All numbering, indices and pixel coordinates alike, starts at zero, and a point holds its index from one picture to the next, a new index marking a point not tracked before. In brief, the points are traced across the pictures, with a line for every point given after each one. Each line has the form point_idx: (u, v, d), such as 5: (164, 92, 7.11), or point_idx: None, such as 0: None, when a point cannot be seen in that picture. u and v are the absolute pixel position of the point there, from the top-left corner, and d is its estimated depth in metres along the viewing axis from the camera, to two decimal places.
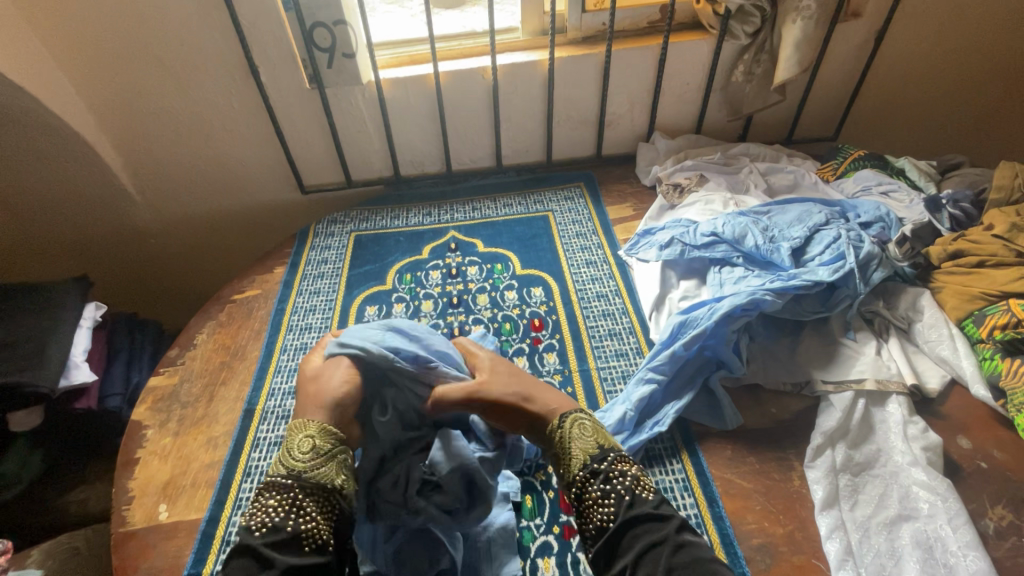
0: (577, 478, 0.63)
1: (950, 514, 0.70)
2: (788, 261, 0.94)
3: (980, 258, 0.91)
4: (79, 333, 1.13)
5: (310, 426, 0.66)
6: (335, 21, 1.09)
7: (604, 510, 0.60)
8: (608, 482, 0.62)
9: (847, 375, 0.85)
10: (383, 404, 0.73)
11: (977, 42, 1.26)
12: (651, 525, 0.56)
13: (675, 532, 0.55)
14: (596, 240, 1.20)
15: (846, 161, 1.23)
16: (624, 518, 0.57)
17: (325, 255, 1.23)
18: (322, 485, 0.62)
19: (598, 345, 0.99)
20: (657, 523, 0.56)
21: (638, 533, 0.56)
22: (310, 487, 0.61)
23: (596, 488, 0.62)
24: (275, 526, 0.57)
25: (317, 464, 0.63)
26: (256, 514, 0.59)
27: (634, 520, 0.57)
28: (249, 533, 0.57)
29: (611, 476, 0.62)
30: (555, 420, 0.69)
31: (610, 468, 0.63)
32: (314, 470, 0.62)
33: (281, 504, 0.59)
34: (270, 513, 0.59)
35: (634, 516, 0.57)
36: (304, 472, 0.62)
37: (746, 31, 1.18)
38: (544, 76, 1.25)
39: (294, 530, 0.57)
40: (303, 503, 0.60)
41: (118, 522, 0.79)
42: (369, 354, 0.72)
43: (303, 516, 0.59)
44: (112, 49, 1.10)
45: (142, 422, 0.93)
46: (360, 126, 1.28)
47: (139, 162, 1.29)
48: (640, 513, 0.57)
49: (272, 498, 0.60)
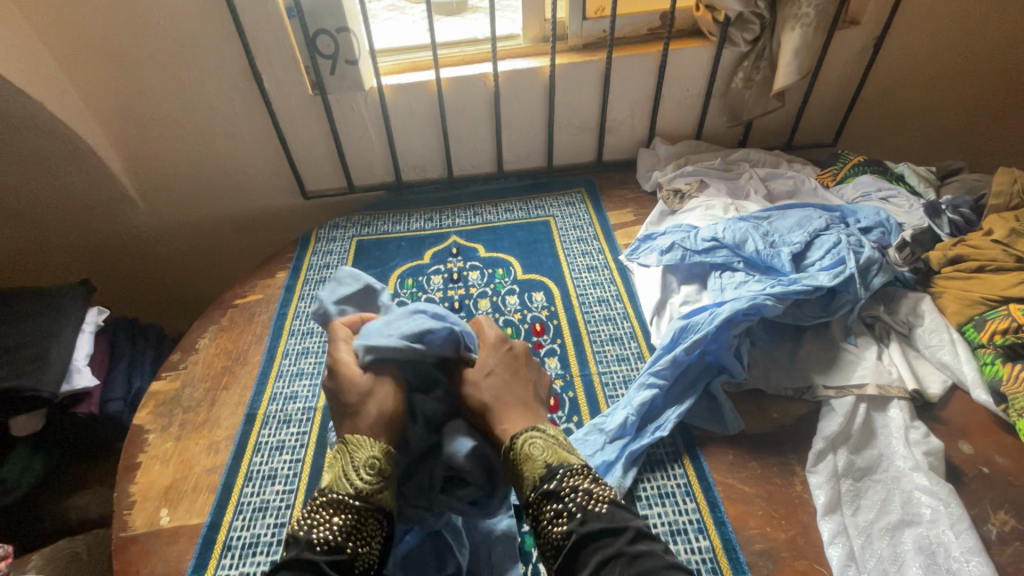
0: (531, 500, 0.60)
1: (952, 519, 0.70)
2: (789, 266, 0.95)
3: (980, 263, 0.91)
4: (81, 338, 1.13)
5: (377, 445, 0.64)
6: (339, 28, 1.11)
7: (559, 530, 0.56)
8: (560, 499, 0.58)
9: (848, 380, 0.85)
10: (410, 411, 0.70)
11: (975, 49, 1.27)
12: (604, 541, 0.53)
13: (626, 544, 0.52)
14: (597, 245, 1.21)
15: (846, 166, 1.23)
16: (577, 538, 0.54)
17: (327, 260, 1.23)
18: (384, 509, 0.61)
19: (599, 350, 1.00)
20: (610, 539, 0.53)
21: (592, 549, 0.53)
22: (372, 510, 0.60)
23: (550, 507, 0.58)
24: (337, 546, 0.56)
25: (382, 486, 0.62)
26: (320, 527, 0.57)
27: (586, 539, 0.54)
28: (311, 548, 0.55)
29: (563, 493, 0.58)
30: (507, 441, 0.65)
31: (561, 485, 0.59)
32: (378, 492, 0.61)
33: (345, 523, 0.58)
34: (334, 530, 0.57)
35: (586, 533, 0.54)
36: (368, 494, 0.60)
37: (746, 38, 1.19)
38: (545, 82, 1.26)
39: (354, 553, 0.56)
40: (365, 526, 0.59)
41: (120, 527, 0.79)
42: (406, 349, 0.69)
43: (361, 539, 0.58)
44: (118, 56, 1.11)
45: (143, 427, 0.93)
46: (361, 131, 1.29)
47: (143, 168, 1.30)
48: (592, 529, 0.54)
49: (337, 516, 0.58)
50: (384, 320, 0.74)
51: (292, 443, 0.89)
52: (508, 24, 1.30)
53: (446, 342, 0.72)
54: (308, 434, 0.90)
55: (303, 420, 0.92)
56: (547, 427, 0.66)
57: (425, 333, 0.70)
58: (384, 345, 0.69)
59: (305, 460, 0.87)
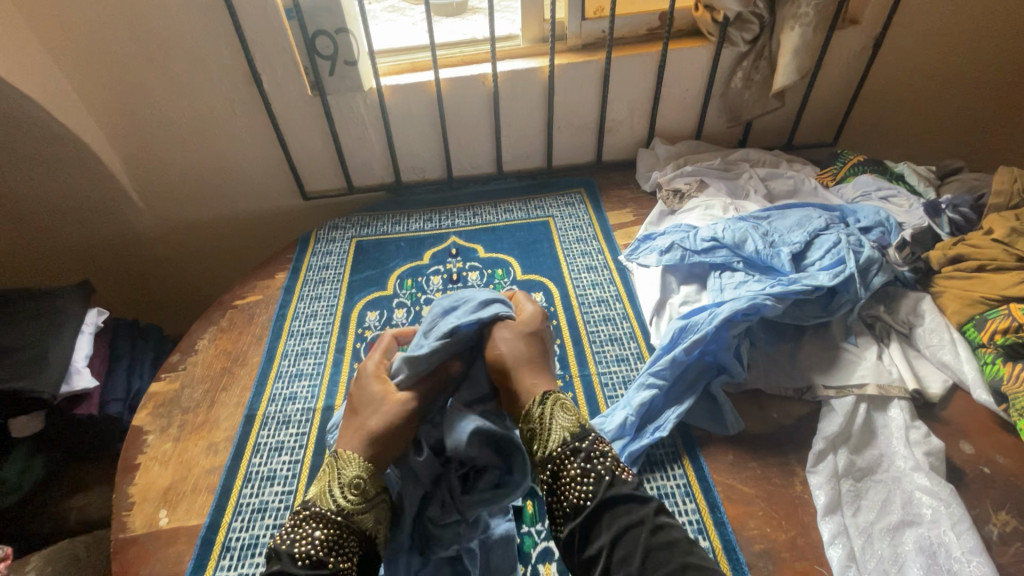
0: (556, 454, 0.62)
1: (953, 520, 0.70)
2: (788, 266, 0.94)
3: (981, 262, 0.91)
4: (81, 339, 1.14)
5: (363, 464, 0.65)
6: (338, 29, 1.11)
7: (583, 489, 0.59)
8: (588, 460, 0.61)
9: (849, 380, 0.85)
10: (415, 442, 0.69)
11: (975, 48, 1.27)
12: (629, 506, 0.56)
13: (653, 513, 0.55)
14: (596, 246, 1.21)
15: (846, 165, 1.23)
16: (604, 497, 0.57)
17: (326, 261, 1.23)
18: (365, 529, 0.62)
19: (599, 350, 0.99)
20: (636, 504, 0.56)
21: (618, 512, 0.56)
22: (354, 529, 0.61)
23: (575, 466, 0.60)
24: (318, 561, 0.57)
25: (365, 506, 0.63)
26: (301, 541, 0.58)
27: (612, 500, 0.57)
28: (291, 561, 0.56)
29: (593, 456, 0.61)
30: (537, 398, 0.67)
31: (592, 447, 0.62)
32: (361, 511, 0.63)
33: (326, 538, 0.59)
34: (314, 545, 0.58)
35: (613, 495, 0.57)
36: (351, 514, 0.62)
37: (745, 38, 1.19)
38: (544, 82, 1.26)
39: (335, 568, 0.57)
40: (345, 543, 0.60)
41: (119, 528, 0.79)
42: (438, 351, 0.68)
43: (343, 556, 0.59)
44: (118, 57, 1.11)
45: (142, 428, 0.93)
46: (361, 132, 1.29)
47: (143, 169, 1.30)
48: (619, 492, 0.57)
49: (319, 531, 0.59)
50: (420, 333, 0.75)
51: (292, 444, 0.89)
52: (507, 24, 1.30)
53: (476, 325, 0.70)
54: (307, 435, 0.90)
55: (302, 421, 0.92)
56: None
57: (450, 329, 0.69)
58: (418, 356, 0.68)
59: (304, 461, 0.87)
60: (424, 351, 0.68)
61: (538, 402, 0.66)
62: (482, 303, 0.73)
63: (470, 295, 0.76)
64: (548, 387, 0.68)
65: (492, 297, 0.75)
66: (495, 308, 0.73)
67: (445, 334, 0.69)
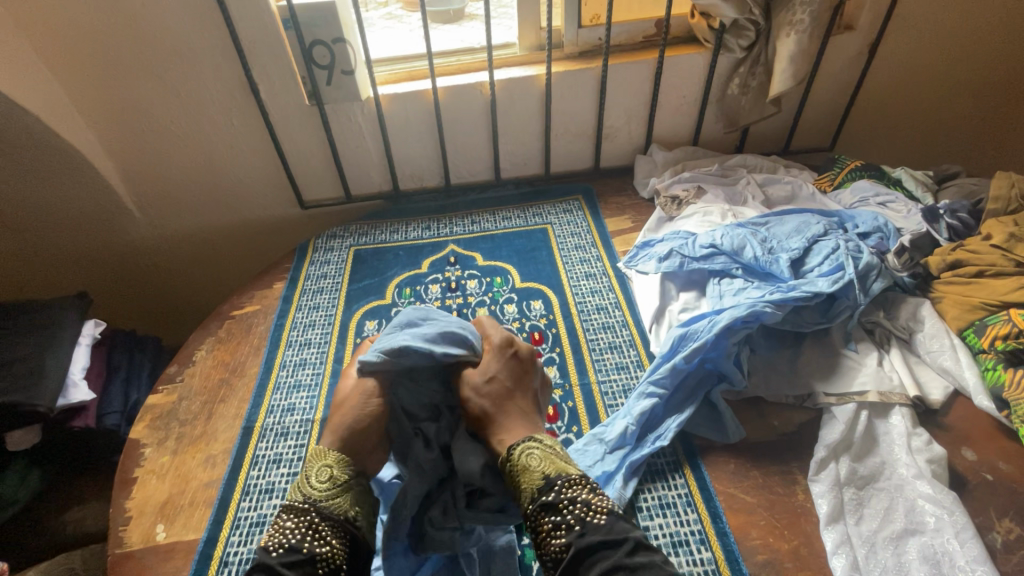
0: (529, 513, 0.61)
1: (957, 528, 0.69)
2: (788, 272, 0.94)
3: (980, 268, 0.90)
4: (78, 351, 1.13)
5: (328, 456, 0.68)
6: (335, 39, 1.11)
7: (557, 543, 0.57)
8: (559, 511, 0.59)
9: (850, 387, 0.84)
10: (424, 439, 0.73)
11: (970, 52, 1.27)
12: (603, 553, 0.54)
13: (624, 556, 0.52)
14: (595, 253, 1.20)
15: (843, 171, 1.24)
16: (576, 549, 0.55)
17: (324, 270, 1.23)
18: (339, 513, 0.63)
19: (599, 358, 0.99)
20: (609, 550, 0.54)
21: (591, 562, 0.54)
22: (327, 515, 0.62)
23: (548, 519, 0.59)
24: (294, 547, 0.58)
25: (335, 492, 0.65)
26: (274, 535, 0.60)
27: (585, 551, 0.55)
28: (265, 553, 0.57)
29: (561, 506, 0.59)
30: (505, 453, 0.67)
31: (559, 497, 0.60)
32: (332, 498, 0.64)
33: (299, 527, 0.60)
34: (287, 535, 0.59)
35: (585, 544, 0.55)
36: (321, 501, 0.63)
37: (741, 45, 1.19)
38: (542, 90, 1.26)
39: (310, 552, 0.58)
40: (321, 528, 0.61)
41: (116, 543, 0.78)
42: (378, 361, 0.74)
43: (320, 539, 0.60)
44: (115, 68, 1.11)
45: (140, 440, 0.92)
46: (359, 141, 1.29)
47: (140, 179, 1.29)
48: (591, 541, 0.55)
49: (290, 521, 0.61)
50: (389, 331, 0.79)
51: (290, 456, 0.88)
52: (505, 32, 1.30)
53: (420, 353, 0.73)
54: (306, 446, 0.89)
55: (301, 433, 0.91)
56: (546, 439, 0.69)
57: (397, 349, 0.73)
58: (367, 357, 0.74)
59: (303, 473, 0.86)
60: (372, 356, 0.74)
61: (504, 459, 0.66)
62: (444, 334, 0.76)
63: (435, 324, 0.77)
64: (518, 437, 0.68)
65: (452, 332, 0.76)
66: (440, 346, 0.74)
67: (395, 351, 0.73)
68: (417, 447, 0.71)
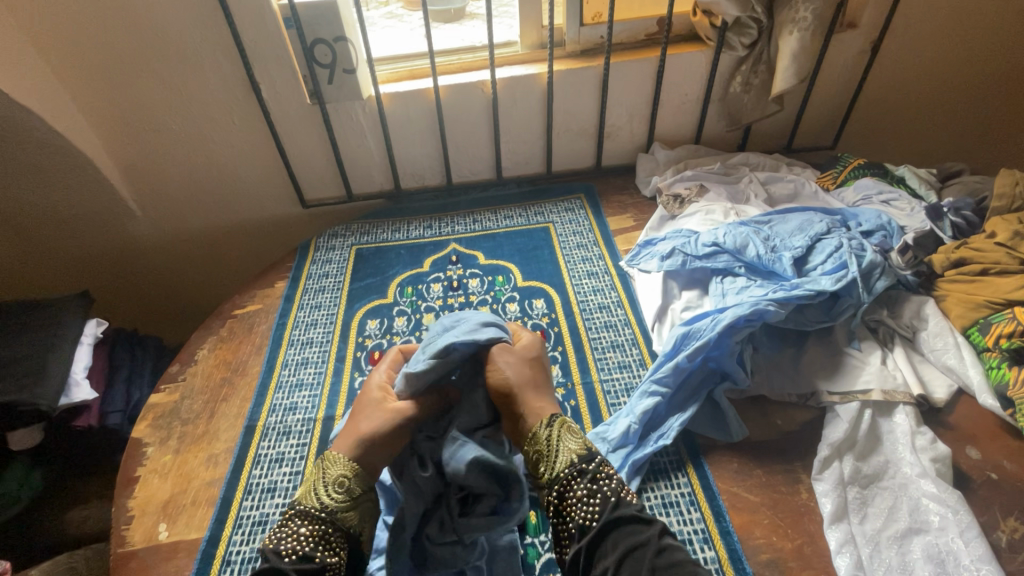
0: (563, 475, 0.65)
1: (961, 527, 0.69)
2: (791, 270, 0.94)
3: (984, 266, 0.90)
4: (80, 350, 1.13)
5: (348, 464, 0.69)
6: (336, 38, 1.11)
7: (589, 509, 0.61)
8: (594, 481, 0.64)
9: (853, 385, 0.84)
10: (419, 457, 0.72)
11: (974, 49, 1.27)
12: (634, 527, 0.59)
13: (658, 536, 0.57)
14: (597, 251, 1.20)
15: (846, 169, 1.23)
16: (610, 516, 0.59)
17: (326, 269, 1.23)
18: (349, 527, 0.66)
19: (601, 357, 0.99)
20: (641, 526, 0.58)
21: (622, 532, 0.58)
22: (339, 527, 0.65)
23: (582, 486, 0.64)
24: (307, 555, 0.61)
25: (348, 504, 0.67)
26: (289, 538, 0.62)
27: (618, 521, 0.59)
28: (280, 558, 0.60)
29: (598, 477, 0.65)
30: (544, 421, 0.72)
31: (597, 468, 0.66)
32: (346, 509, 0.66)
33: (313, 535, 0.63)
34: (301, 542, 0.62)
35: (619, 516, 0.60)
36: (336, 511, 0.65)
37: (743, 43, 1.18)
38: (543, 88, 1.26)
39: (322, 563, 0.61)
40: (332, 539, 0.64)
41: (118, 542, 0.78)
42: (431, 368, 0.73)
43: (330, 551, 0.63)
44: (116, 67, 1.11)
45: (142, 439, 0.92)
46: (360, 140, 1.29)
47: (142, 178, 1.29)
48: (624, 513, 0.60)
49: (305, 528, 0.63)
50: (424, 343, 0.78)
51: (292, 455, 0.88)
52: (506, 30, 1.30)
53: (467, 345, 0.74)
54: (307, 445, 0.89)
55: (302, 432, 0.91)
56: None
57: (445, 349, 0.73)
58: (419, 369, 0.72)
59: (305, 472, 0.86)
60: (421, 365, 0.73)
61: (546, 423, 0.70)
62: (482, 321, 0.78)
63: (467, 320, 0.79)
64: None
65: (485, 320, 0.78)
66: (481, 334, 0.76)
67: (444, 352, 0.73)
68: (413, 468, 0.71)
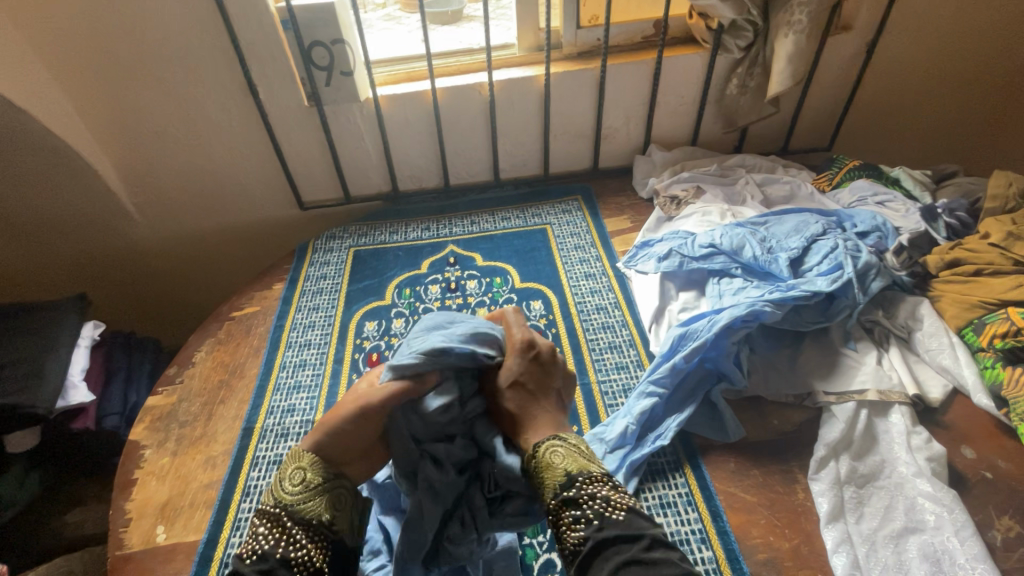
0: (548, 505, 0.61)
1: (956, 526, 0.69)
2: (786, 272, 0.94)
3: (978, 267, 0.91)
4: (77, 353, 1.13)
5: (302, 457, 0.67)
6: (334, 40, 1.11)
7: (575, 535, 0.58)
8: (578, 506, 0.59)
9: (849, 385, 0.85)
10: (434, 457, 0.66)
11: (967, 51, 1.27)
12: (620, 546, 0.55)
13: (642, 552, 0.54)
14: (594, 253, 1.21)
15: (841, 171, 1.24)
16: (594, 542, 0.56)
17: (324, 270, 1.23)
18: (312, 516, 0.62)
19: (599, 358, 0.99)
20: (626, 544, 0.55)
21: (608, 556, 0.55)
22: (298, 518, 0.62)
23: (567, 513, 0.59)
24: (264, 554, 0.58)
25: (308, 494, 0.64)
26: (249, 541, 0.60)
27: (603, 545, 0.56)
28: (240, 561, 0.58)
29: (582, 501, 0.60)
30: (529, 449, 0.66)
31: (580, 492, 0.60)
32: (305, 500, 0.63)
33: (272, 533, 0.60)
34: (260, 541, 0.60)
35: (604, 539, 0.56)
36: (293, 504, 0.63)
37: (739, 45, 1.19)
38: (541, 90, 1.26)
39: (281, 559, 0.58)
40: (293, 532, 0.61)
41: (116, 545, 0.78)
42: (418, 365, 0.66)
43: (292, 544, 0.60)
44: (114, 70, 1.11)
45: (140, 442, 0.92)
46: (358, 142, 1.29)
47: (139, 181, 1.29)
48: (608, 537, 0.56)
49: (263, 527, 0.61)
50: (413, 335, 0.71)
51: None
52: (503, 32, 1.30)
53: (463, 356, 0.67)
54: None
55: (301, 434, 0.91)
56: (570, 436, 0.67)
57: (440, 351, 0.66)
58: (399, 364, 0.66)
59: None
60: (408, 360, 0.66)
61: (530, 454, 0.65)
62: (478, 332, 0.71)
63: (468, 325, 0.71)
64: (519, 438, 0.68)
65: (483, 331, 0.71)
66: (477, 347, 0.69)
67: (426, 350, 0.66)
68: (429, 470, 0.65)
